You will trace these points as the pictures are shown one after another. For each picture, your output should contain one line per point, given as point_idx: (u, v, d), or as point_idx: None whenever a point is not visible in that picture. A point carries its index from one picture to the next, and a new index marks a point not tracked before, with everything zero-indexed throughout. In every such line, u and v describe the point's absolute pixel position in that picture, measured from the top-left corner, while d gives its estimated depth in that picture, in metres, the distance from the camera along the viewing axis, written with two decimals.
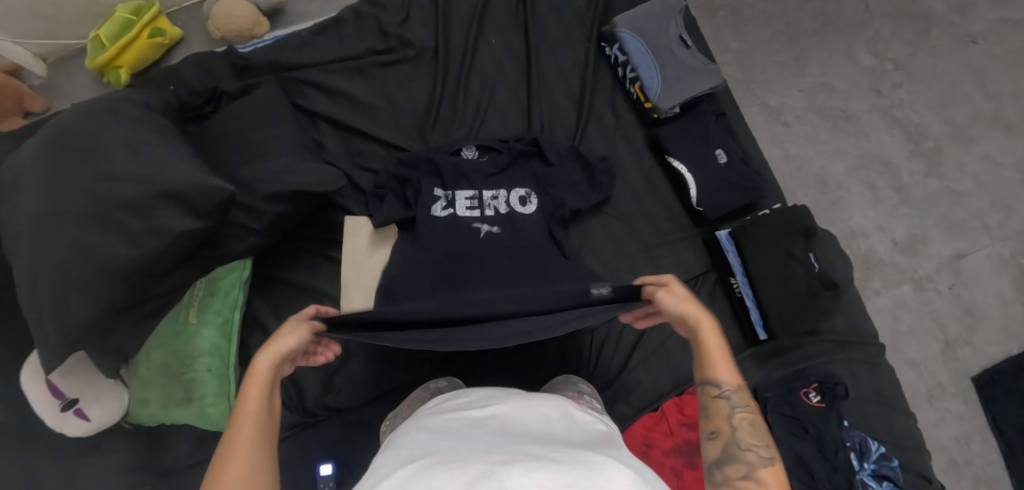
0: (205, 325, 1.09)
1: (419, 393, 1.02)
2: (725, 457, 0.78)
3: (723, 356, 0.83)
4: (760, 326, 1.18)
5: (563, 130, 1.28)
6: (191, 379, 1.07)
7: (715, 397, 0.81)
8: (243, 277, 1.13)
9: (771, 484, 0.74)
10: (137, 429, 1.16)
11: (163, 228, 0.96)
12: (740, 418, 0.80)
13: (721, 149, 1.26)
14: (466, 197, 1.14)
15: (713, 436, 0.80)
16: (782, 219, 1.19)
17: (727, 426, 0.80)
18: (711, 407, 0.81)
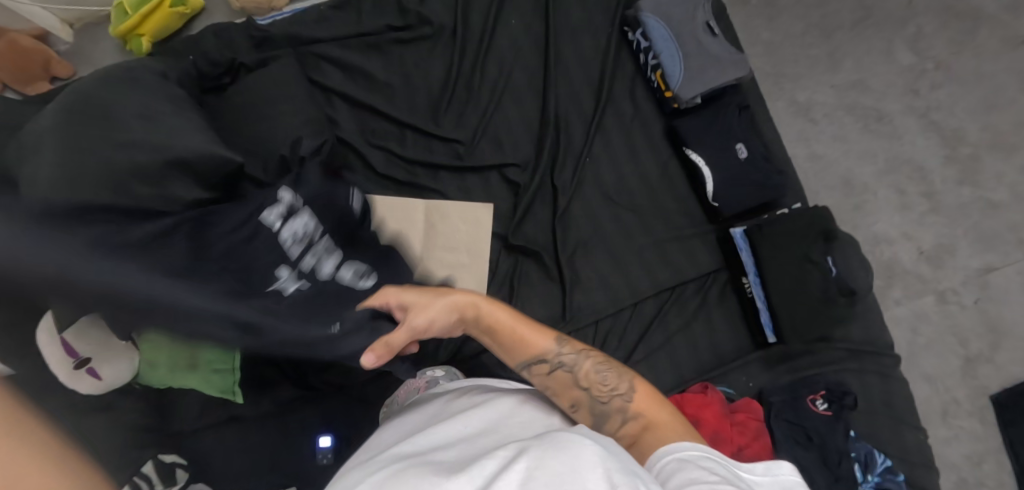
0: None
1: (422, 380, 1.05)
2: (599, 418, 0.80)
3: (513, 333, 0.86)
4: (770, 329, 1.14)
5: (579, 118, 1.26)
6: (198, 345, 1.07)
7: (551, 370, 0.84)
8: None
9: (647, 412, 0.79)
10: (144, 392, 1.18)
11: (174, 196, 0.93)
12: (584, 378, 0.83)
13: (743, 144, 1.20)
14: (315, 249, 0.97)
15: (575, 409, 0.81)
16: (800, 220, 1.13)
17: (579, 393, 0.82)
18: (555, 384, 0.83)
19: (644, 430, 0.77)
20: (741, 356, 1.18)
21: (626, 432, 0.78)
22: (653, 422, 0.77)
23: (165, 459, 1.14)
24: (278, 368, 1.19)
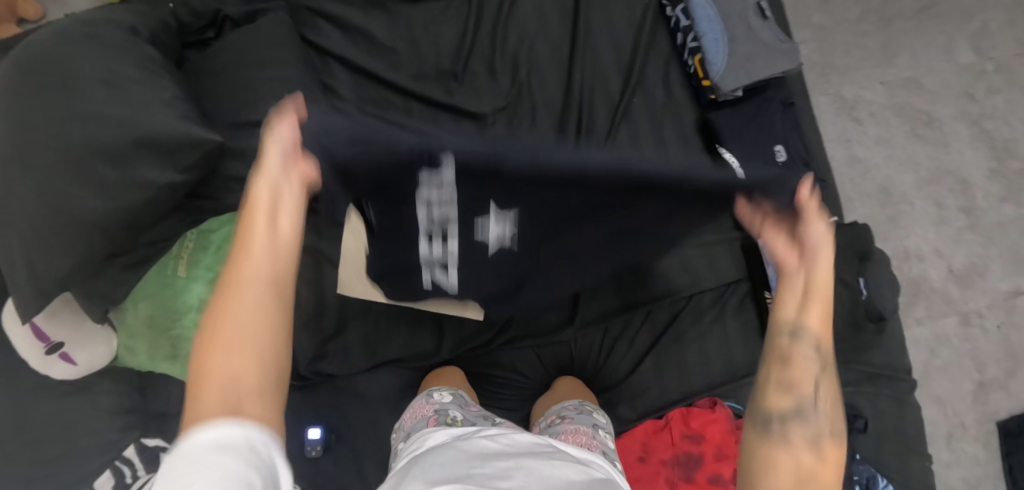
0: (195, 281, 1.01)
1: (423, 408, 0.96)
2: (793, 411, 0.65)
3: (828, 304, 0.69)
4: None
5: (605, 101, 1.13)
6: (177, 335, 1.00)
7: (796, 357, 0.67)
8: None
9: (829, 463, 0.63)
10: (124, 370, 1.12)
11: (141, 180, 0.84)
12: (823, 383, 0.68)
13: (783, 146, 1.06)
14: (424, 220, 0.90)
15: (783, 387, 0.67)
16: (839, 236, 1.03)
17: (808, 389, 0.67)
18: (791, 356, 0.67)
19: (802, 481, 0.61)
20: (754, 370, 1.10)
21: (787, 461, 0.63)
22: (821, 478, 0.62)
23: (148, 443, 1.08)
24: None
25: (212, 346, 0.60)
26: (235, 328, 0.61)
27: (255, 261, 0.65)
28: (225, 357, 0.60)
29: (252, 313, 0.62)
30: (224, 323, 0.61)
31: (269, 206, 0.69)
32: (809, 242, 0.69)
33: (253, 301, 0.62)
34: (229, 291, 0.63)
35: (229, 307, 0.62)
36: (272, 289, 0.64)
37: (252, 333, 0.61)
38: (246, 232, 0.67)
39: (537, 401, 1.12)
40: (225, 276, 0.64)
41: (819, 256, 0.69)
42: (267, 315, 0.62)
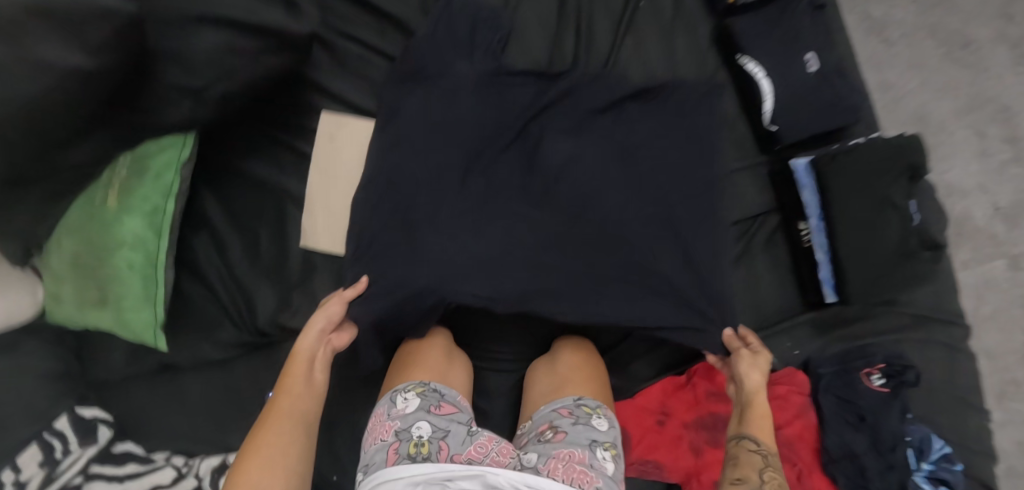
0: (128, 213, 0.85)
1: (382, 429, 0.81)
2: None
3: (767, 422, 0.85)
4: (830, 286, 0.90)
5: (607, 15, 1.00)
6: (106, 277, 0.84)
7: (750, 449, 0.81)
8: (181, 159, 0.89)
9: None
10: (61, 331, 0.97)
11: (38, 60, 0.70)
12: (770, 476, 0.79)
13: (813, 54, 0.93)
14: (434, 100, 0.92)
15: (737, 482, 0.78)
16: (886, 148, 0.88)
17: (755, 477, 0.78)
18: (744, 457, 0.81)
19: None
20: (782, 321, 0.96)
21: None
22: None
23: (84, 413, 0.94)
24: (221, 309, 0.96)
25: (247, 468, 0.73)
26: (273, 450, 0.76)
27: (292, 401, 0.80)
28: (261, 474, 0.73)
29: (284, 447, 0.76)
30: (259, 450, 0.75)
31: (306, 362, 0.84)
32: (760, 366, 0.88)
33: (283, 440, 0.77)
34: (268, 422, 0.78)
35: (269, 434, 0.77)
36: (301, 426, 0.79)
37: (289, 469, 0.75)
38: (282, 386, 0.82)
39: (534, 373, 0.94)
40: (265, 413, 0.79)
41: (755, 375, 0.87)
42: (299, 451, 0.78)
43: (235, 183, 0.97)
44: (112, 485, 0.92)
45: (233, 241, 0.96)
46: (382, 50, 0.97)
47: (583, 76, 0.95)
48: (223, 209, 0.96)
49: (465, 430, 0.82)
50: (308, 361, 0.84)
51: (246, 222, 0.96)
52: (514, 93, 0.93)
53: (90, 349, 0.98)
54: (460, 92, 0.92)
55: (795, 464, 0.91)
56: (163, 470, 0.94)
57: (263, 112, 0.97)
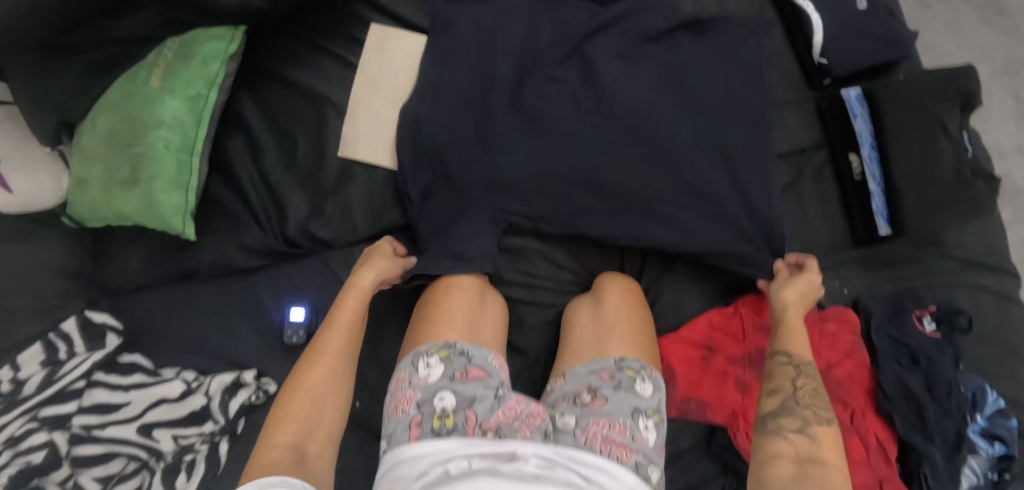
0: (171, 94, 0.82)
1: (403, 400, 0.73)
2: (782, 410, 0.72)
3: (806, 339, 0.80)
4: (883, 218, 0.88)
5: None
6: (141, 154, 0.80)
7: (783, 362, 0.77)
8: (228, 52, 0.87)
9: (825, 443, 0.68)
10: (78, 231, 0.92)
11: None
12: (805, 382, 0.74)
13: None
14: (483, 22, 0.93)
15: (771, 394, 0.74)
16: (938, 77, 0.88)
17: (788, 386, 0.74)
18: (775, 369, 0.76)
19: (797, 455, 0.66)
20: (834, 256, 0.91)
21: (784, 441, 0.68)
22: (820, 458, 0.65)
23: (94, 317, 0.88)
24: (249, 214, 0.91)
25: (290, 406, 0.69)
26: (316, 392, 0.71)
27: (337, 342, 0.75)
28: (303, 413, 0.69)
29: (328, 390, 0.72)
30: (304, 390, 0.70)
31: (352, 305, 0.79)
32: (797, 284, 0.84)
33: (326, 381, 0.72)
34: (312, 361, 0.73)
35: (313, 375, 0.72)
36: (345, 369, 0.74)
37: (331, 411, 0.71)
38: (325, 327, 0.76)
39: (577, 313, 0.89)
40: (308, 352, 0.74)
41: (788, 292, 0.83)
42: (339, 394, 0.73)
43: (275, 88, 0.94)
44: (116, 394, 0.85)
45: (269, 146, 0.92)
46: None
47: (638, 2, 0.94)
48: (261, 114, 0.93)
49: (495, 393, 0.74)
50: (358, 304, 0.80)
51: (284, 128, 0.93)
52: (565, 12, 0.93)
53: (105, 252, 0.92)
54: (515, 10, 0.93)
55: (849, 405, 0.85)
56: (172, 382, 0.86)
57: (310, 21, 0.95)
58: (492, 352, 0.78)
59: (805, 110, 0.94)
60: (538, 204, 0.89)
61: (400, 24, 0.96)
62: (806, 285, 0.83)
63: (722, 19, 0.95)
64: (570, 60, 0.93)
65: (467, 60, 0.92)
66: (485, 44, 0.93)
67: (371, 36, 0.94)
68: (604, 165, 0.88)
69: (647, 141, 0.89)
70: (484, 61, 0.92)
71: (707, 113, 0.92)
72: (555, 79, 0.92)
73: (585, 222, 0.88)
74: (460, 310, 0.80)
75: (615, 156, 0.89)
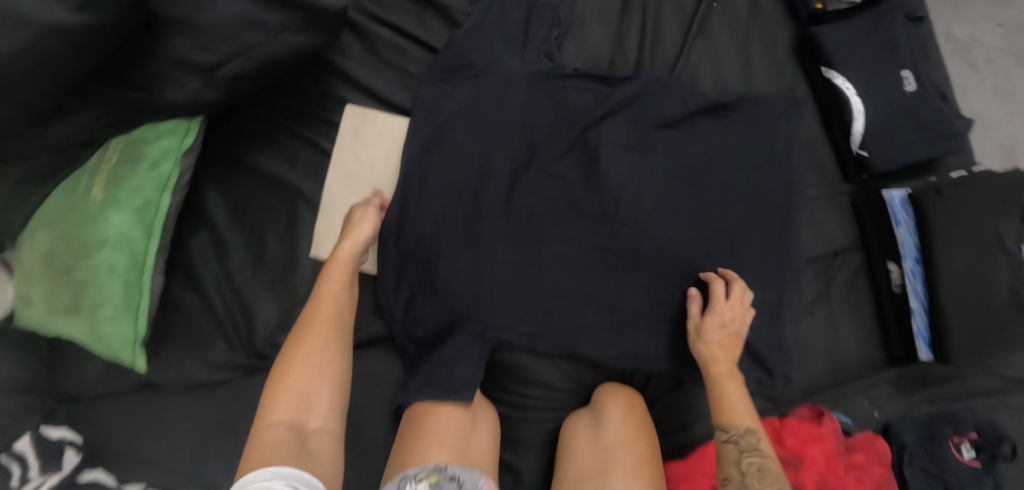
0: (115, 206, 0.72)
1: None
2: None
3: (742, 393, 0.72)
4: (924, 342, 0.77)
5: (676, 12, 0.85)
6: (84, 278, 0.71)
7: (722, 439, 0.69)
8: (183, 148, 0.77)
9: None
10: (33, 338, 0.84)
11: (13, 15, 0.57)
12: (750, 462, 0.66)
13: (911, 72, 0.81)
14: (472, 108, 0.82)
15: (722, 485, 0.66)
16: (996, 183, 0.76)
17: (736, 474, 0.66)
18: (719, 450, 0.69)
19: None
20: (865, 376, 0.81)
21: None
22: None
23: (51, 433, 0.78)
24: (214, 322, 0.83)
25: (286, 376, 0.67)
26: (312, 358, 0.69)
27: (331, 304, 0.73)
28: (299, 381, 0.67)
29: (324, 352, 0.69)
30: (298, 359, 0.68)
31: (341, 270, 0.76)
32: (703, 332, 0.75)
33: (322, 345, 0.70)
34: (305, 327, 0.71)
35: (307, 340, 0.70)
36: (340, 332, 0.72)
37: (328, 376, 0.69)
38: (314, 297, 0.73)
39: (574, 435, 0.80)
40: (306, 314, 0.72)
41: (710, 339, 0.75)
42: (337, 356, 0.70)
43: (241, 179, 0.84)
44: None
45: (235, 246, 0.83)
46: (418, 39, 0.85)
47: (651, 82, 0.82)
48: (228, 207, 0.84)
49: None
50: (347, 271, 0.76)
51: (252, 225, 0.84)
52: (567, 97, 0.81)
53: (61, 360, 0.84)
54: (510, 92, 0.81)
55: None
56: None
57: (277, 101, 0.84)
58: (485, 475, 0.68)
59: (836, 209, 0.83)
60: (533, 320, 0.80)
61: (379, 103, 0.85)
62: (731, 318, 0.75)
63: (745, 103, 0.83)
64: (571, 151, 0.81)
65: (458, 151, 0.82)
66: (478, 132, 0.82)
67: (348, 119, 0.83)
68: (602, 280, 0.80)
69: (655, 247, 0.80)
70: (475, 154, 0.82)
71: (726, 214, 0.81)
72: (554, 175, 0.81)
73: (583, 343, 0.80)
74: (448, 429, 0.72)
75: (615, 266, 0.80)
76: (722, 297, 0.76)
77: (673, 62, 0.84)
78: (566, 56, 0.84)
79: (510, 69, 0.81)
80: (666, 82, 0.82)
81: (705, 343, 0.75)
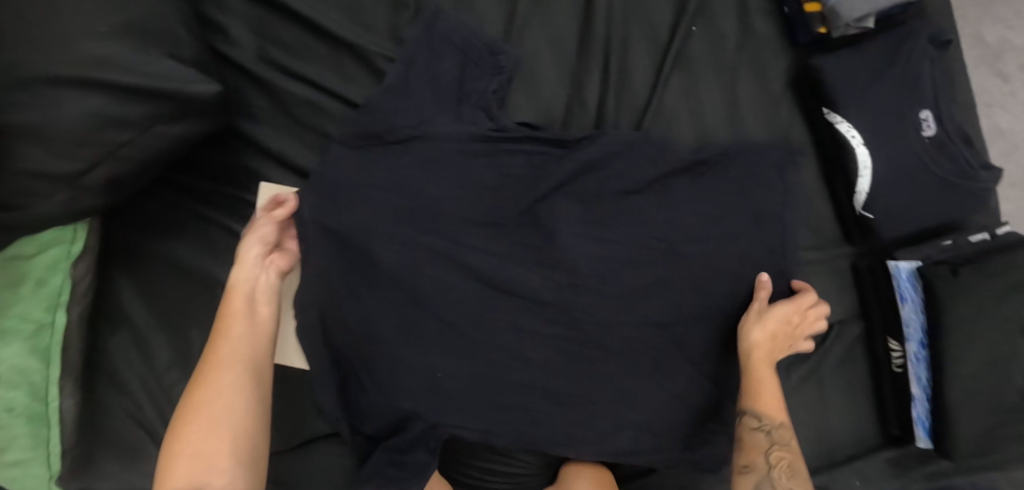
0: (2, 339, 0.64)
1: None
2: None
3: (777, 386, 0.65)
4: (925, 430, 0.69)
5: (644, 53, 0.74)
6: None
7: (752, 426, 0.64)
8: (73, 256, 0.67)
9: None
10: None
11: None
12: (778, 456, 0.62)
13: (931, 114, 0.70)
14: (403, 178, 0.68)
15: (742, 471, 0.62)
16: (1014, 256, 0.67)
17: (761, 464, 0.62)
18: (747, 437, 0.64)
19: None
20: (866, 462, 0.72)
21: None
22: None
23: None
24: (139, 423, 0.71)
25: (181, 439, 0.56)
26: (214, 410, 0.58)
27: (232, 345, 0.62)
28: (196, 446, 0.56)
29: (227, 405, 0.59)
30: (194, 418, 0.57)
31: (243, 294, 0.64)
32: (761, 317, 0.67)
33: (223, 397, 0.59)
34: (202, 378, 0.60)
35: (205, 392, 0.59)
36: (245, 377, 0.61)
37: (235, 432, 0.58)
38: (216, 329, 0.62)
39: None
40: (202, 363, 0.61)
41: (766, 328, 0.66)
42: (245, 409, 0.60)
43: (150, 269, 0.73)
44: None
45: (146, 344, 0.72)
46: (338, 94, 0.72)
47: (615, 142, 0.70)
48: (144, 299, 0.73)
49: None
50: (248, 296, 0.65)
51: (165, 319, 0.73)
52: (517, 166, 0.70)
53: None
54: (445, 162, 0.68)
55: None
56: None
57: (188, 179, 0.74)
58: None
59: (829, 272, 0.74)
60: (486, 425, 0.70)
61: (298, 176, 0.73)
62: (792, 318, 0.67)
63: (726, 158, 0.71)
64: (522, 225, 0.70)
65: (389, 229, 0.67)
66: (413, 207, 0.68)
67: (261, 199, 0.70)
68: (564, 373, 0.70)
69: (626, 335, 0.70)
70: (409, 230, 0.68)
71: (707, 289, 0.70)
72: (499, 255, 0.69)
73: (543, 442, 0.70)
74: None
75: (580, 358, 0.70)
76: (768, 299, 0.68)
77: (640, 116, 0.73)
78: (516, 115, 0.72)
79: (442, 130, 0.68)
80: (633, 142, 0.70)
81: (764, 325, 0.66)
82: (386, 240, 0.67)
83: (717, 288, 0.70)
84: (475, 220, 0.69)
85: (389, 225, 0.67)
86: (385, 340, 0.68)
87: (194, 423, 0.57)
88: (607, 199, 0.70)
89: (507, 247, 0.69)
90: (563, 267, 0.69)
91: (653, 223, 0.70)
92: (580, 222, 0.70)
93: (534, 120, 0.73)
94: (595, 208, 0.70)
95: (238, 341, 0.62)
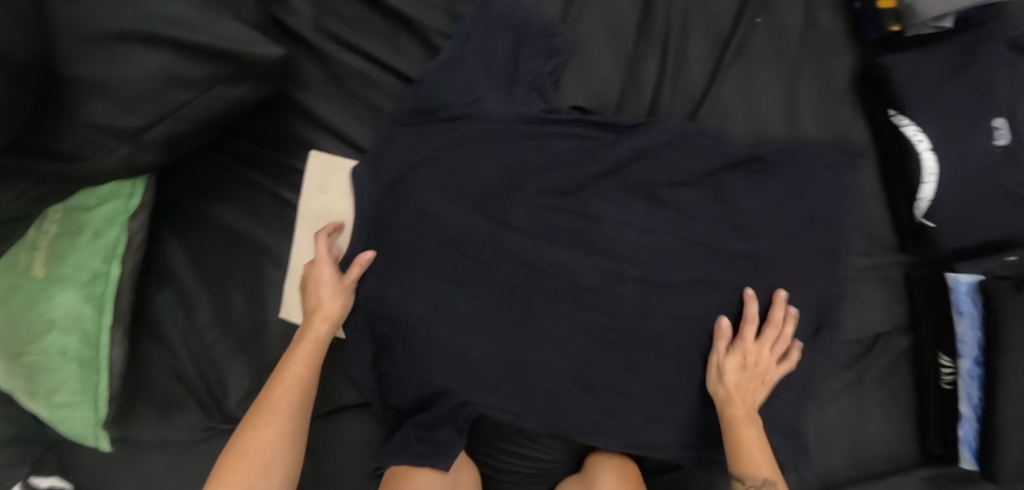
0: (60, 285, 0.66)
1: None
2: None
3: (761, 440, 0.61)
4: (971, 451, 0.66)
5: (703, 43, 0.73)
6: (36, 364, 0.67)
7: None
8: (130, 210, 0.69)
9: None
10: None
11: None
12: None
13: (1005, 124, 0.67)
14: (453, 155, 0.68)
15: None
16: None
17: None
18: None
19: None
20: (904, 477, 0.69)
21: None
22: None
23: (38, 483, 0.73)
24: (182, 378, 0.74)
25: (239, 458, 0.57)
26: (274, 430, 0.60)
27: (300, 375, 0.63)
28: (255, 463, 0.58)
29: (285, 426, 0.60)
30: (256, 436, 0.59)
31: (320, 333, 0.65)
32: (722, 372, 0.65)
33: (285, 413, 0.61)
34: (265, 401, 0.61)
35: (267, 417, 0.60)
36: (304, 407, 0.62)
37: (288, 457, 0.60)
38: (289, 361, 0.63)
39: None
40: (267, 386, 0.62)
41: (735, 378, 0.65)
42: (300, 431, 0.62)
43: (201, 230, 0.75)
44: None
45: (193, 303, 0.75)
46: (393, 67, 0.73)
47: (667, 131, 0.69)
48: (194, 258, 0.75)
49: None
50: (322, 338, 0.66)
51: (212, 280, 0.75)
52: (566, 150, 0.69)
53: None
54: (494, 141, 0.69)
55: None
56: None
57: (242, 145, 0.75)
58: None
59: (880, 281, 0.72)
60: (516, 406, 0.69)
61: (350, 147, 0.74)
62: (757, 358, 0.65)
63: (781, 155, 0.69)
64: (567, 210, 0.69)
65: (436, 205, 0.68)
66: (460, 185, 0.68)
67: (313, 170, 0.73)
68: (598, 362, 0.69)
69: (665, 327, 0.69)
70: (455, 208, 0.68)
71: (751, 288, 0.68)
72: (541, 238, 0.69)
73: (571, 430, 0.69)
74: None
75: (616, 348, 0.69)
76: (751, 338, 0.65)
77: (694, 107, 0.72)
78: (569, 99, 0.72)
79: (496, 110, 0.68)
80: (686, 133, 0.69)
81: (733, 376, 0.65)
82: (431, 216, 0.68)
83: (761, 288, 0.68)
84: (520, 201, 0.69)
85: (435, 200, 0.68)
86: (423, 315, 0.68)
87: (254, 440, 0.58)
88: (654, 188, 0.69)
89: (551, 231, 0.69)
90: (604, 254, 0.69)
91: (700, 217, 0.69)
92: (625, 211, 0.69)
93: (585, 105, 0.72)
94: (641, 198, 0.69)
95: (306, 378, 0.63)
